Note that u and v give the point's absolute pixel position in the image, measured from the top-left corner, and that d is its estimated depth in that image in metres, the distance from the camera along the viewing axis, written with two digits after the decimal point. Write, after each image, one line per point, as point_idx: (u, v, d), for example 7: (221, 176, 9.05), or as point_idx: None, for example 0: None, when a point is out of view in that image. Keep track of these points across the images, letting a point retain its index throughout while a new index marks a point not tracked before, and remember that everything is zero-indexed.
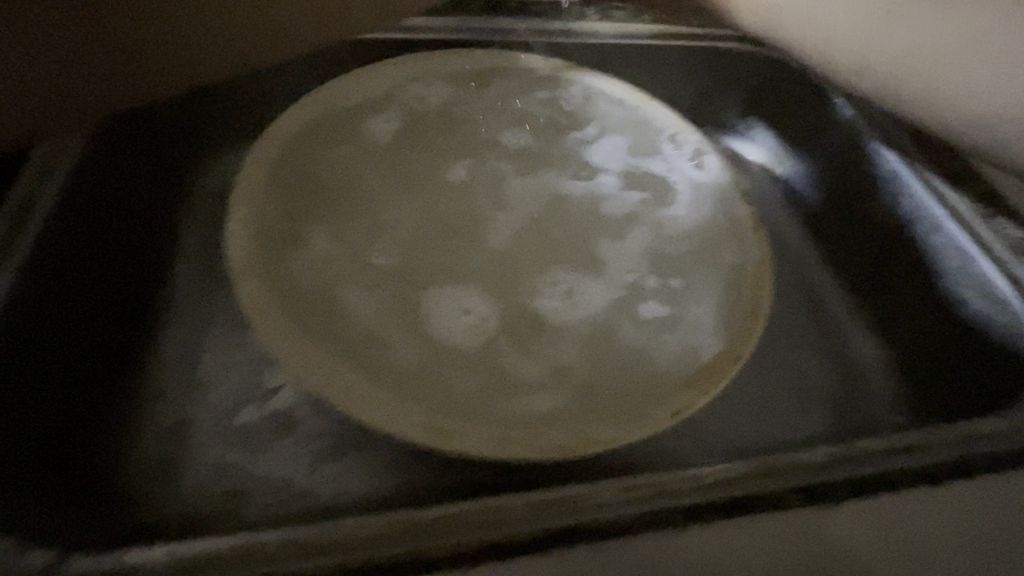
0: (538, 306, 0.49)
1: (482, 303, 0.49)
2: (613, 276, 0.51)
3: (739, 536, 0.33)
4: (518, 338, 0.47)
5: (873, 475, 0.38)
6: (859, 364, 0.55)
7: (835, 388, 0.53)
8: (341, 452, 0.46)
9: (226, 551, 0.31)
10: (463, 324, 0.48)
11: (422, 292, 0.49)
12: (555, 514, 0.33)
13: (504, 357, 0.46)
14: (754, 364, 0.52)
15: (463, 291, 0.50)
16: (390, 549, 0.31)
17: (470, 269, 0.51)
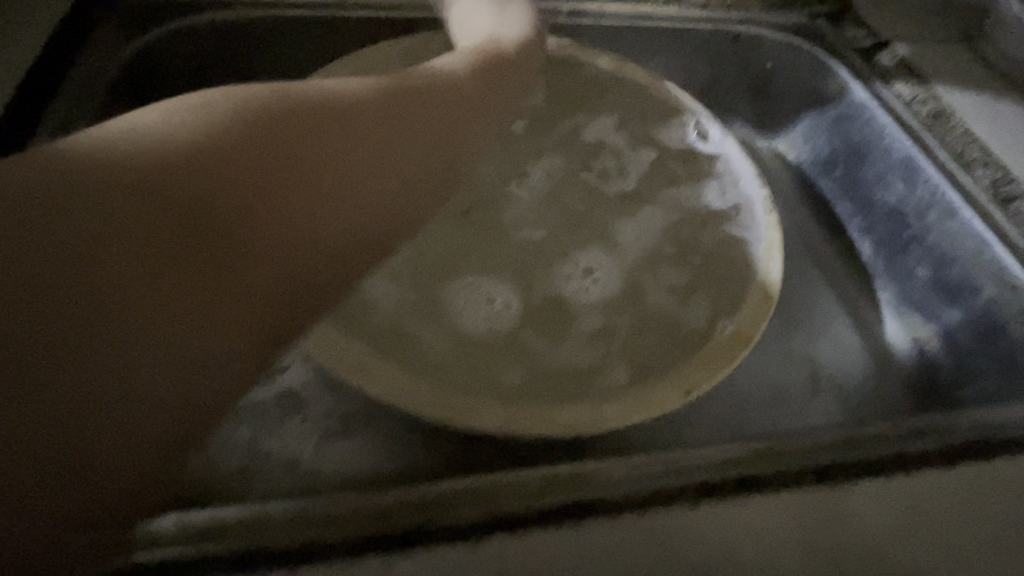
0: (557, 289, 0.50)
1: (505, 289, 0.49)
2: (628, 258, 0.52)
3: (748, 515, 0.33)
4: (535, 322, 0.47)
5: (886, 456, 0.37)
6: (869, 350, 0.55)
7: (845, 373, 0.52)
8: (349, 430, 0.46)
9: (235, 521, 0.31)
10: (486, 312, 0.48)
11: (445, 281, 0.48)
12: (566, 489, 0.33)
13: (523, 340, 0.46)
14: (763, 347, 0.52)
15: (487, 279, 0.49)
16: (400, 522, 0.31)
17: (493, 256, 0.51)
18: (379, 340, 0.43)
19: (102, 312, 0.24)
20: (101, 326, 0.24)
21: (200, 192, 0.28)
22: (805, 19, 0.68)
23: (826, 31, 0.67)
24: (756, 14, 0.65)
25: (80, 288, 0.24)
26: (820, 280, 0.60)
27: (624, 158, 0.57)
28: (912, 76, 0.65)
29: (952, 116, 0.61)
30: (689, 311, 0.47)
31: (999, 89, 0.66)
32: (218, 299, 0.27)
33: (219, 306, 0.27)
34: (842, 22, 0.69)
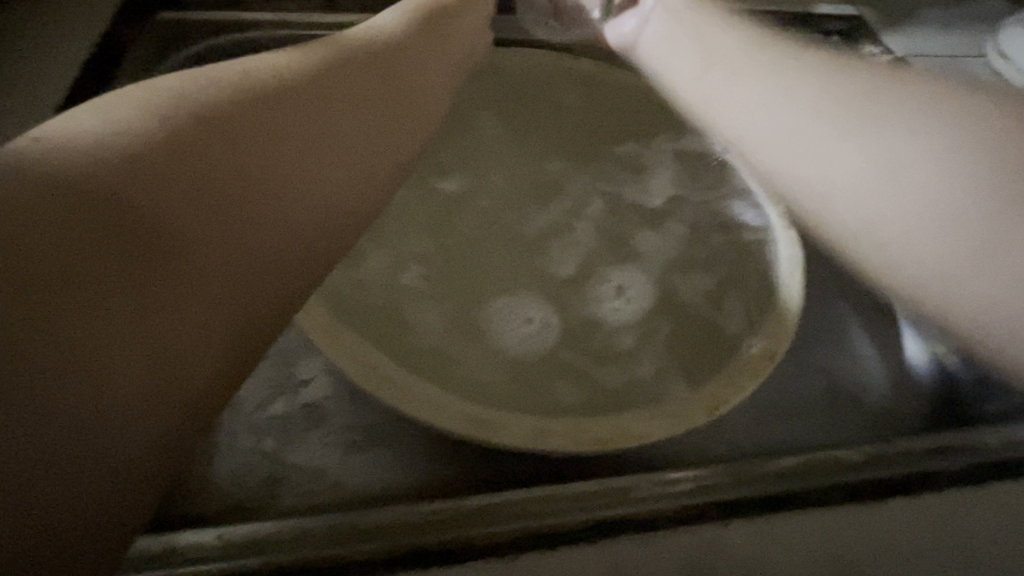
0: (594, 309, 0.50)
1: (541, 310, 0.49)
2: (648, 269, 0.52)
3: (775, 534, 0.34)
4: (569, 341, 0.48)
5: (918, 474, 0.37)
6: None
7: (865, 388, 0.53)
8: (374, 444, 0.46)
9: (274, 535, 0.32)
10: (525, 332, 0.48)
11: (483, 305, 0.49)
12: (598, 505, 0.33)
13: (560, 359, 0.46)
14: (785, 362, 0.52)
15: (524, 300, 0.50)
16: (434, 537, 0.32)
17: (529, 276, 0.52)
18: (408, 359, 0.44)
19: (74, 298, 0.22)
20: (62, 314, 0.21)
21: (146, 189, 0.25)
22: (820, 37, 0.69)
23: (841, 47, 0.68)
24: (771, 33, 0.67)
25: (41, 280, 0.21)
26: None
27: (643, 172, 0.57)
28: None
29: None
30: (714, 327, 0.48)
31: (1012, 103, 0.66)
32: (195, 293, 0.25)
33: (179, 295, 0.24)
34: (857, 39, 0.70)
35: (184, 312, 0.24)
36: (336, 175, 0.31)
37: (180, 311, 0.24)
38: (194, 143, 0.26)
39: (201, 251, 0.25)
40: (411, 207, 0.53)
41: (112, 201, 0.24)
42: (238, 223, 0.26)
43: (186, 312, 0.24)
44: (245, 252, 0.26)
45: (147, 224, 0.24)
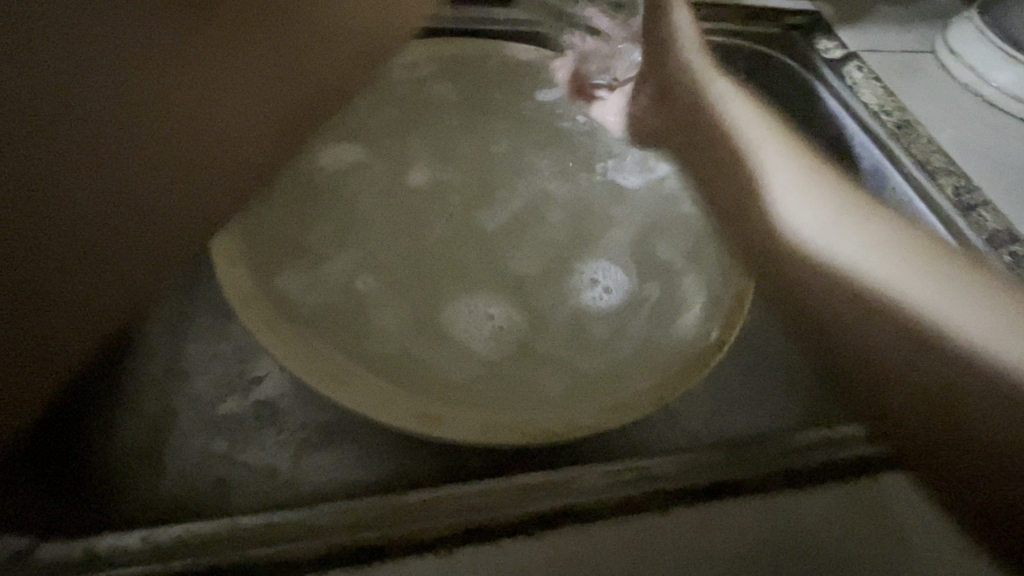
0: (568, 303, 0.50)
1: (504, 308, 0.49)
2: (605, 262, 0.52)
3: (718, 521, 0.34)
4: (528, 337, 0.47)
5: (857, 459, 0.38)
6: None
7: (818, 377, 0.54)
8: (327, 442, 0.45)
9: (207, 536, 0.31)
10: (489, 329, 0.47)
11: (443, 305, 0.48)
12: (541, 496, 0.33)
13: (515, 351, 0.46)
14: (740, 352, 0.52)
15: (484, 299, 0.49)
16: (372, 535, 0.31)
17: (490, 278, 0.51)
18: (358, 345, 0.43)
19: None
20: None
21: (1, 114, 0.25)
22: (777, 31, 0.70)
23: (798, 42, 0.70)
24: (727, 28, 0.68)
25: None
26: None
27: (597, 162, 0.58)
28: (881, 89, 0.67)
29: (917, 125, 0.64)
30: (668, 316, 0.48)
31: (961, 99, 0.68)
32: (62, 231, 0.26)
33: (46, 237, 0.26)
34: (814, 34, 0.71)
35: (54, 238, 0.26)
36: (214, 120, 0.30)
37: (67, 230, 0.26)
38: (57, 75, 0.25)
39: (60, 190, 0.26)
40: (365, 196, 0.52)
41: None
42: (96, 162, 0.27)
43: (64, 246, 0.27)
44: (124, 191, 0.28)
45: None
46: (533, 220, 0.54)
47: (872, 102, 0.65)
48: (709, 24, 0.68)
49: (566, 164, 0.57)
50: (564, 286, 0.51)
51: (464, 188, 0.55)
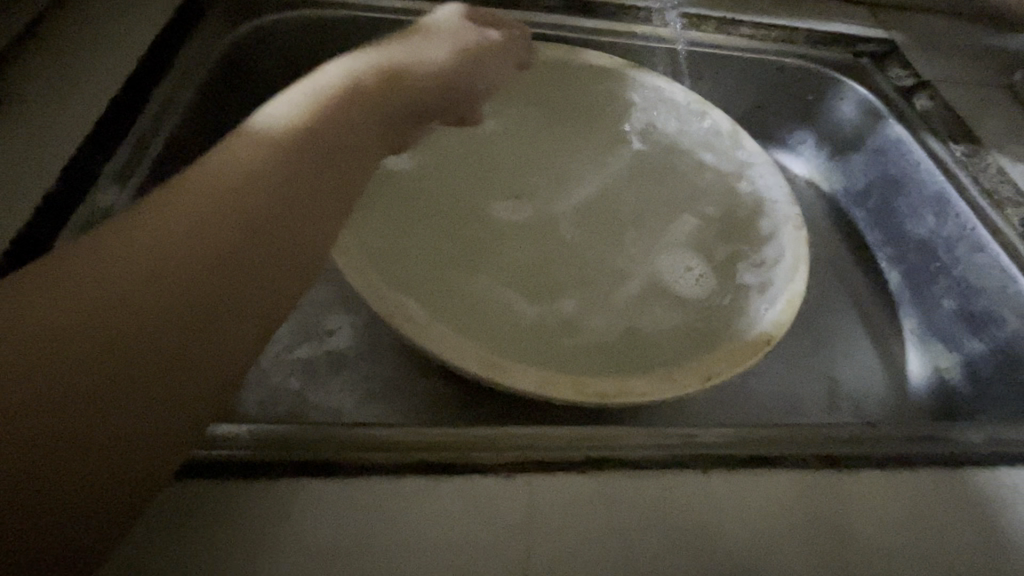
0: (664, 269, 0.57)
1: (701, 263, 0.57)
2: (673, 244, 0.58)
3: (759, 488, 0.36)
4: (647, 297, 0.55)
5: (898, 453, 0.39)
6: (860, 376, 0.62)
7: (833, 394, 0.60)
8: (385, 393, 0.51)
9: (301, 438, 0.35)
10: (688, 279, 0.56)
11: (622, 264, 0.58)
12: (593, 445, 0.36)
13: (578, 326, 0.52)
14: (764, 368, 0.59)
15: (684, 255, 0.57)
16: (441, 455, 0.35)
17: (659, 232, 0.60)
18: (437, 301, 0.49)
19: None
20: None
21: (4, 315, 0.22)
22: (850, 57, 0.73)
23: (867, 68, 0.73)
24: (801, 49, 0.73)
25: None
26: (847, 306, 0.69)
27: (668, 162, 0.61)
28: (952, 117, 0.67)
29: (986, 153, 0.64)
30: (729, 300, 0.52)
31: None
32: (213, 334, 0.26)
33: (197, 346, 0.25)
34: (889, 62, 0.74)
35: (236, 328, 0.26)
36: (275, 275, 0.28)
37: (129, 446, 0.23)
38: (106, 275, 0.24)
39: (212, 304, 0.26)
40: (445, 178, 0.58)
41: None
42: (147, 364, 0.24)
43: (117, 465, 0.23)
44: (150, 417, 0.24)
45: (59, 379, 0.22)
46: (602, 227, 0.60)
47: (941, 130, 0.66)
48: (782, 45, 0.73)
49: (641, 160, 0.62)
50: (638, 285, 0.56)
51: (543, 187, 0.62)
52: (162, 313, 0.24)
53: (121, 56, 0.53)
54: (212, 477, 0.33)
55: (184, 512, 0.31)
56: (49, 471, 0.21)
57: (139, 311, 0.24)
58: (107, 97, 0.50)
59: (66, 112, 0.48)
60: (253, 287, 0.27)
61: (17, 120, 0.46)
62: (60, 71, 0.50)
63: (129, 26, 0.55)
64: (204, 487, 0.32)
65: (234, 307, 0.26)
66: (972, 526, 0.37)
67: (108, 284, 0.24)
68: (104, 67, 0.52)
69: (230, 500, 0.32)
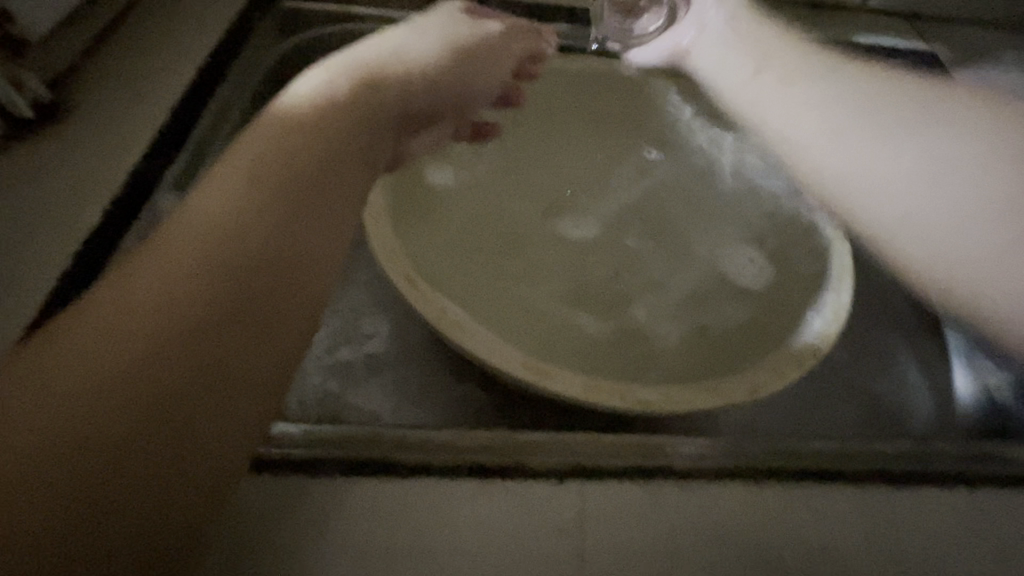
0: (723, 263, 0.57)
1: (761, 255, 0.57)
2: (716, 249, 0.59)
3: (807, 501, 0.36)
4: (695, 298, 0.55)
5: (951, 469, 0.38)
6: (902, 392, 0.61)
7: (873, 409, 0.58)
8: (423, 397, 0.52)
9: (354, 436, 0.35)
10: (749, 268, 0.56)
11: (669, 262, 0.58)
12: (641, 453, 0.36)
13: (618, 334, 0.52)
14: (802, 381, 0.58)
15: (742, 249, 0.58)
16: (489, 458, 0.35)
17: (706, 232, 0.60)
18: (480, 306, 0.50)
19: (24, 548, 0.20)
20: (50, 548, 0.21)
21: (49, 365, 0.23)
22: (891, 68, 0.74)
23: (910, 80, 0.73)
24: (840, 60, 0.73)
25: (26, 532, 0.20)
26: (887, 319, 0.67)
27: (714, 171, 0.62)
28: None
29: None
30: (776, 303, 0.52)
31: None
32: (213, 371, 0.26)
33: (215, 377, 0.25)
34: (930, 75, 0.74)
35: (273, 341, 0.27)
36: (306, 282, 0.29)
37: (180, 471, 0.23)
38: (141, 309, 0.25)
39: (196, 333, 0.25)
40: (483, 187, 0.59)
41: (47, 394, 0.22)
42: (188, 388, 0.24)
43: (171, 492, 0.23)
44: (200, 440, 0.24)
45: (104, 412, 0.22)
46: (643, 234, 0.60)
47: None
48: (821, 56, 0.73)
49: (688, 167, 0.63)
50: (688, 293, 0.55)
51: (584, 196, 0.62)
52: (200, 334, 0.25)
53: (179, 68, 0.55)
54: (270, 473, 0.33)
55: (243, 506, 0.32)
56: (103, 505, 0.22)
57: (178, 335, 0.24)
58: (165, 106, 0.52)
59: (129, 121, 0.50)
60: (285, 299, 0.28)
61: (85, 128, 0.49)
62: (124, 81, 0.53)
63: (187, 40, 0.58)
64: (261, 482, 0.33)
65: (269, 320, 0.27)
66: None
67: (145, 315, 0.24)
68: (164, 78, 0.54)
69: (287, 498, 0.33)
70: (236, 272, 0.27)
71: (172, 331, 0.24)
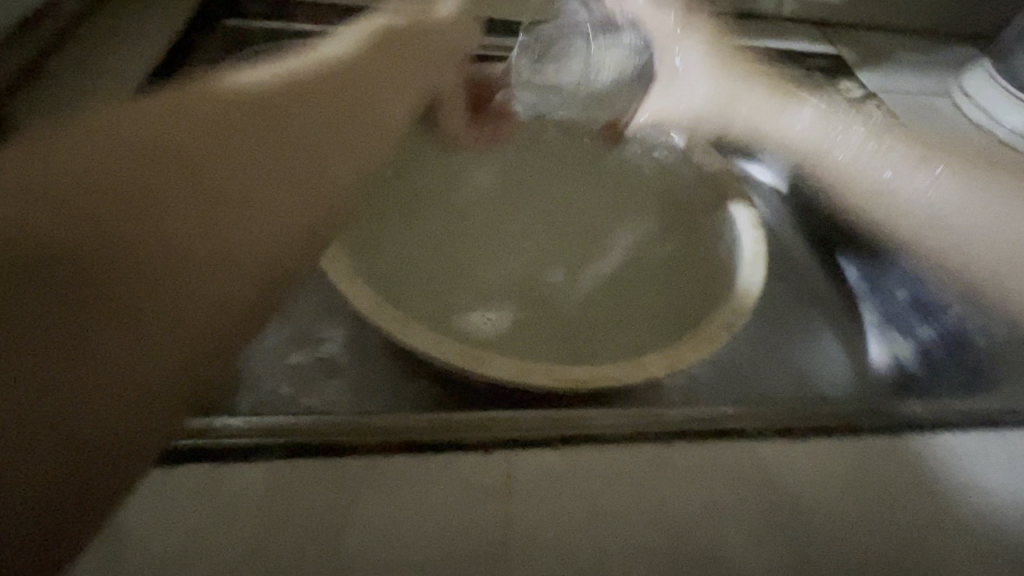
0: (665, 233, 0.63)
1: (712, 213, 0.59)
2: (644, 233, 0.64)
3: (717, 458, 0.40)
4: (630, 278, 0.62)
5: (846, 425, 0.43)
6: (828, 367, 0.66)
7: (803, 384, 0.63)
8: (374, 390, 0.54)
9: (296, 424, 0.37)
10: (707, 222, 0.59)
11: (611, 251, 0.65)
12: (566, 424, 0.39)
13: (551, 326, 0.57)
14: (733, 361, 0.63)
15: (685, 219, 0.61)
16: (426, 435, 0.38)
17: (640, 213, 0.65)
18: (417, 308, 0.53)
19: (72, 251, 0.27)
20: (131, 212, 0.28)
21: (71, 261, 0.27)
22: (803, 71, 0.81)
23: (819, 82, 0.80)
24: (757, 65, 0.80)
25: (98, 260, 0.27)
26: (812, 300, 0.73)
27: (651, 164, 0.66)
28: (896, 125, 0.75)
29: (928, 157, 0.71)
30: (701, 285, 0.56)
31: (972, 137, 0.75)
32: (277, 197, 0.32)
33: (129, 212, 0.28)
34: (838, 75, 0.81)
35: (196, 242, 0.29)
36: (289, 189, 0.33)
37: (130, 244, 0.28)
38: (171, 244, 0.29)
39: (223, 277, 0.30)
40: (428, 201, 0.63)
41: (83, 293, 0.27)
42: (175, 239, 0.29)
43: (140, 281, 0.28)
44: (142, 244, 0.28)
45: (131, 296, 0.28)
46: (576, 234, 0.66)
47: (888, 136, 0.73)
48: (740, 61, 0.79)
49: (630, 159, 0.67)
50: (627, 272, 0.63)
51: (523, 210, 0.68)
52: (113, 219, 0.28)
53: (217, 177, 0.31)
54: (214, 465, 0.35)
55: (191, 496, 0.34)
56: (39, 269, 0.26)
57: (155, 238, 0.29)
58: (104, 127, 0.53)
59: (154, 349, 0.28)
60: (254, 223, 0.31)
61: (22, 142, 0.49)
62: (125, 186, 0.28)
63: (127, 62, 0.60)
64: (206, 473, 0.35)
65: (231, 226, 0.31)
66: (910, 488, 0.41)
67: (169, 233, 0.29)
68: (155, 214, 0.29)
69: (228, 485, 0.35)
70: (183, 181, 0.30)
71: (169, 235, 0.29)
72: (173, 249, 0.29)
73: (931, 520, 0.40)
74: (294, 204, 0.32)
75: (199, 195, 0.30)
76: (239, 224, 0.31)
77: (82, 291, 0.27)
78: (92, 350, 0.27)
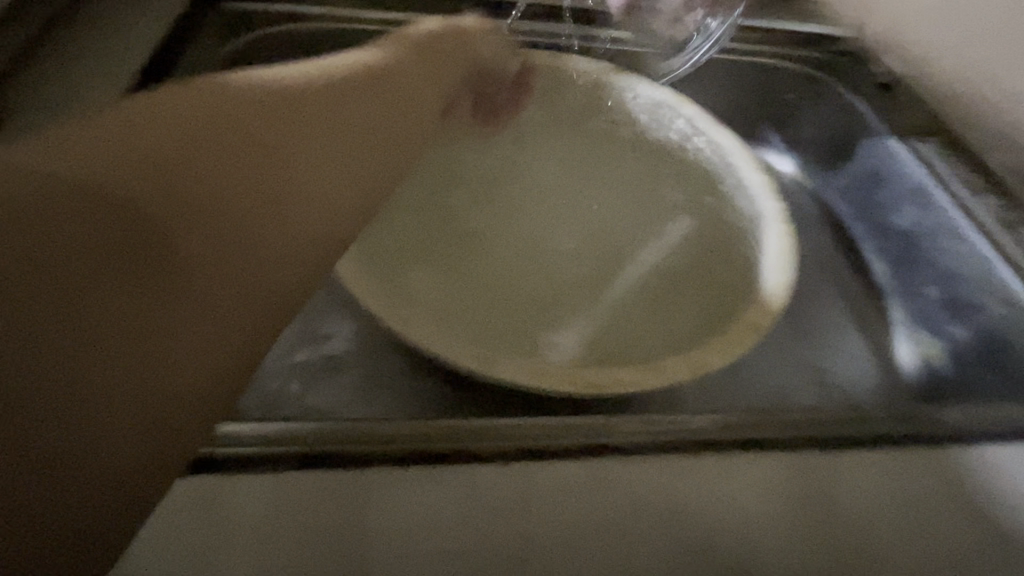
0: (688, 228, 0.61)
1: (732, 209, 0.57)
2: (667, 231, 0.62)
3: (745, 470, 0.38)
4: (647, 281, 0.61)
5: (881, 434, 0.40)
6: (853, 366, 0.63)
7: (827, 385, 0.60)
8: (382, 389, 0.52)
9: (300, 432, 0.35)
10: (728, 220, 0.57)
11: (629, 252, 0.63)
12: (586, 433, 0.37)
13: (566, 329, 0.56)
14: (754, 360, 0.60)
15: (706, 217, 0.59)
16: (439, 444, 0.36)
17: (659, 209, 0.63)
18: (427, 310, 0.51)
19: (69, 312, 0.23)
20: (111, 262, 0.24)
21: (75, 329, 0.23)
22: (830, 56, 0.77)
23: (846, 67, 0.76)
24: (781, 51, 0.76)
25: (89, 327, 0.23)
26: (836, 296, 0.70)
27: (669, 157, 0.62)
28: (927, 114, 0.71)
29: (961, 149, 0.68)
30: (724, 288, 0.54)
31: None
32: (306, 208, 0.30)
33: (122, 270, 0.24)
34: (865, 60, 0.77)
35: (221, 283, 0.26)
36: (315, 199, 0.30)
37: (114, 297, 0.24)
38: (190, 279, 0.25)
39: (248, 306, 0.27)
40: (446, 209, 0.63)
41: (72, 360, 0.23)
42: (193, 288, 0.25)
43: (154, 333, 0.24)
44: (140, 303, 0.24)
45: (142, 349, 0.24)
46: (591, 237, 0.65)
47: (917, 127, 0.70)
48: (763, 46, 0.76)
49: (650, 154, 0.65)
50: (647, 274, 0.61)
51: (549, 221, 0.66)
52: (93, 281, 0.23)
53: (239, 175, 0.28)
54: (214, 475, 0.34)
55: (190, 508, 0.33)
56: (31, 348, 0.22)
57: (145, 287, 0.24)
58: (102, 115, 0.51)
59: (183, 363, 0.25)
60: (267, 244, 0.28)
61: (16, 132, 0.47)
62: (104, 237, 0.24)
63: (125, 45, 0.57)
64: (205, 484, 0.33)
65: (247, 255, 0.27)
66: (946, 502, 0.38)
67: (183, 274, 0.25)
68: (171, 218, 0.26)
69: (230, 497, 0.33)
70: (184, 215, 0.26)
71: (188, 284, 0.25)
72: (188, 291, 0.25)
73: (965, 532, 0.38)
74: (303, 215, 0.29)
75: (202, 231, 0.26)
76: (260, 249, 0.28)
77: (87, 351, 0.23)
78: (113, 415, 0.24)
